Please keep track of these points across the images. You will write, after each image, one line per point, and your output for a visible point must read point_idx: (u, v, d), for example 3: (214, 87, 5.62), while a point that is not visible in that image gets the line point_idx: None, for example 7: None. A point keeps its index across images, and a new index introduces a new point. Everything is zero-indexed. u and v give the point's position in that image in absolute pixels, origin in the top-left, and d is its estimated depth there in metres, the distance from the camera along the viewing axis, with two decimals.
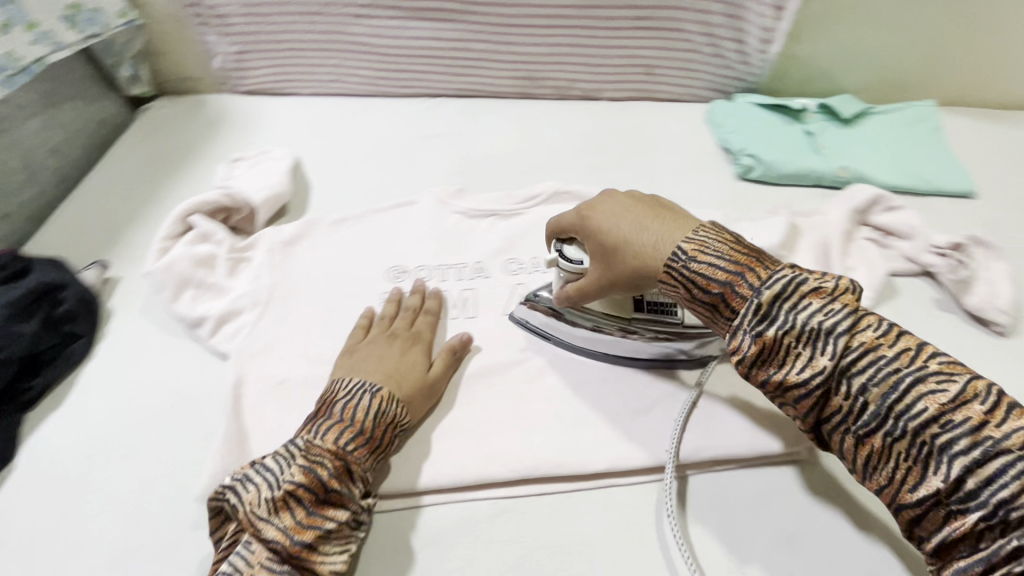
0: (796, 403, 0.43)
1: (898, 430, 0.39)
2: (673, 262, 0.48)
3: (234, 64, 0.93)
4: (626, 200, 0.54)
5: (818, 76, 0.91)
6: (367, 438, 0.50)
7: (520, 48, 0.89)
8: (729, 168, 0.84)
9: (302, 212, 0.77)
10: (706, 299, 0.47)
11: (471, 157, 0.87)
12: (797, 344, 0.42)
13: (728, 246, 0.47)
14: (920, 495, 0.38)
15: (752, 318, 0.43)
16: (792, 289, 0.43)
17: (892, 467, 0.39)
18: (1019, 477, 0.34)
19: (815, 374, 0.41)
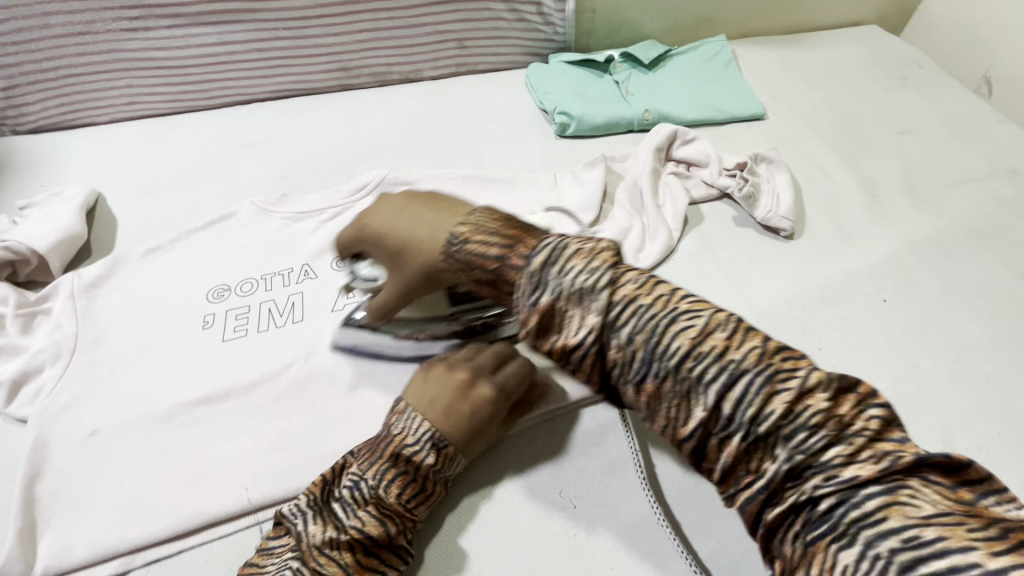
0: (578, 368, 0.40)
1: (663, 372, 0.37)
2: (450, 251, 0.45)
3: (5, 103, 0.83)
4: (401, 201, 0.49)
5: (621, 27, 0.95)
6: (424, 494, 0.48)
7: (325, 40, 0.86)
8: (550, 129, 0.86)
9: (104, 252, 0.71)
10: (486, 277, 0.44)
11: (294, 158, 0.83)
12: (570, 308, 0.39)
13: (576, 256, 0.40)
14: (689, 427, 0.37)
15: (527, 287, 0.40)
16: (555, 253, 0.40)
17: (665, 408, 0.37)
18: (754, 393, 0.35)
19: (580, 321, 0.39)
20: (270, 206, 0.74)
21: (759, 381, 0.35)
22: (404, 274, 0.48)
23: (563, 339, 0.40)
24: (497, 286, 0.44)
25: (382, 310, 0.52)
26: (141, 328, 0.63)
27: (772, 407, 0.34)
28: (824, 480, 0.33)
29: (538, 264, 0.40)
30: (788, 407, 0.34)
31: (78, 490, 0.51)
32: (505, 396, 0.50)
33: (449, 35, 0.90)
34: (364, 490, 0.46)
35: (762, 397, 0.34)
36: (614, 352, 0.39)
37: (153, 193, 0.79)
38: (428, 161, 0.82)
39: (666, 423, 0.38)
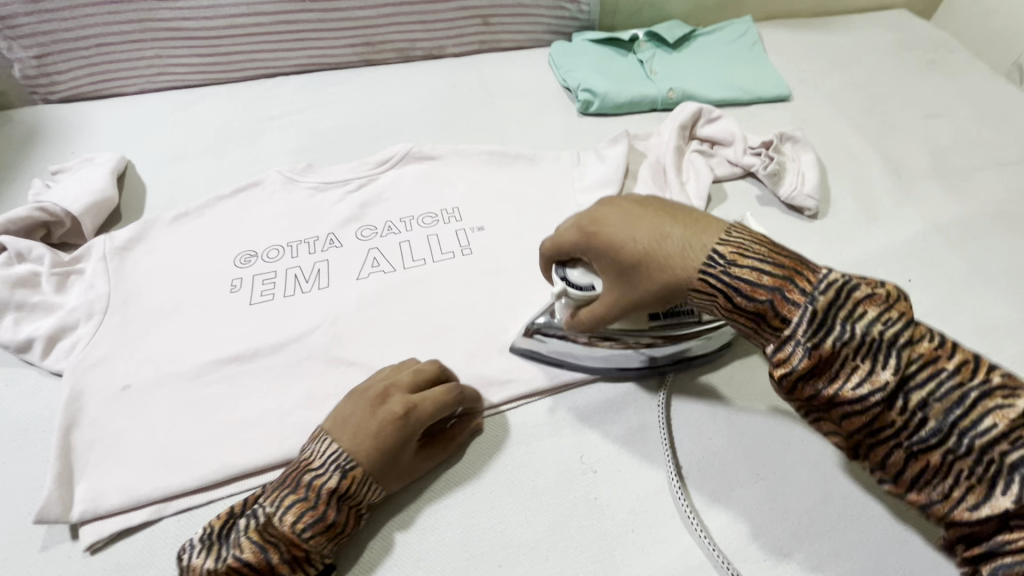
0: (837, 417, 0.39)
1: (961, 445, 0.35)
2: (709, 271, 0.41)
3: (37, 70, 0.84)
4: (633, 209, 0.47)
5: (646, 6, 0.95)
6: (325, 526, 0.45)
7: (350, 14, 0.87)
8: (573, 106, 0.86)
9: (135, 217, 0.73)
10: (748, 309, 0.40)
11: (318, 130, 0.83)
12: (851, 358, 0.37)
13: (867, 303, 0.37)
14: (983, 512, 0.34)
15: (807, 328, 0.38)
16: (844, 295, 0.38)
17: (947, 483, 0.35)
18: None
19: (866, 379, 0.36)
20: (296, 176, 0.75)
21: None
22: (633, 289, 0.45)
23: (830, 386, 0.38)
24: (752, 318, 0.41)
25: (580, 323, 0.51)
26: (171, 290, 0.64)
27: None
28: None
29: (829, 306, 0.38)
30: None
31: (111, 440, 0.52)
32: (405, 412, 0.49)
33: (474, 11, 0.90)
34: (258, 519, 0.44)
35: None
36: (882, 410, 0.36)
37: (180, 162, 0.80)
38: (452, 135, 0.82)
39: (930, 491, 0.36)
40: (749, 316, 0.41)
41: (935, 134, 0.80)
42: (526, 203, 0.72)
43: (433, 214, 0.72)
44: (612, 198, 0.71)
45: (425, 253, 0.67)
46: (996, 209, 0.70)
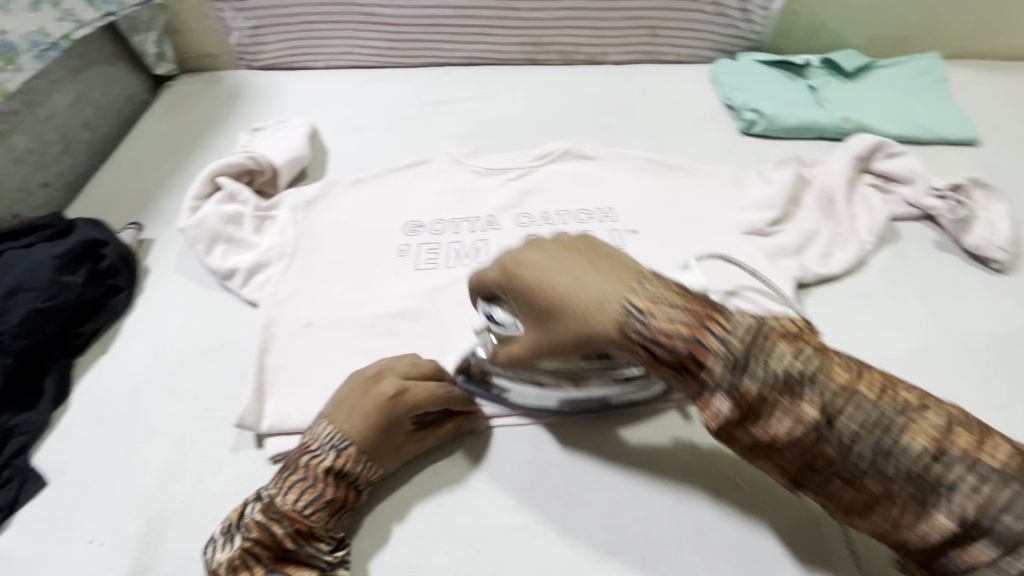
0: (748, 431, 0.40)
1: (772, 396, 0.39)
2: (631, 330, 0.40)
3: (250, 39, 0.97)
4: (556, 248, 0.46)
5: (823, 32, 0.92)
6: (326, 504, 0.47)
7: (527, 14, 0.91)
8: (733, 125, 0.85)
9: (319, 176, 0.81)
10: (662, 355, 0.40)
11: (481, 119, 0.88)
12: (778, 399, 0.39)
13: (659, 295, 0.41)
14: (787, 433, 0.39)
15: (731, 374, 0.39)
16: (756, 346, 0.39)
17: (767, 424, 0.39)
18: (822, 395, 0.38)
19: (682, 359, 0.40)
20: (460, 159, 0.80)
21: (830, 388, 0.38)
22: (556, 334, 0.45)
23: (773, 434, 0.39)
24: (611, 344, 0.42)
25: (507, 358, 0.50)
26: (348, 245, 0.71)
27: (910, 443, 0.37)
28: (970, 514, 0.35)
29: (699, 346, 0.39)
30: (928, 445, 0.37)
31: (295, 368, 0.59)
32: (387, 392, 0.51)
33: (644, 22, 0.91)
34: (263, 501, 0.47)
35: (835, 396, 0.38)
36: (793, 431, 0.39)
37: (358, 133, 0.88)
38: (608, 138, 0.84)
39: (823, 488, 0.40)
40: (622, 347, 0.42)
41: None
42: (681, 213, 0.73)
43: (587, 210, 0.74)
44: (774, 220, 0.69)
45: None
46: None
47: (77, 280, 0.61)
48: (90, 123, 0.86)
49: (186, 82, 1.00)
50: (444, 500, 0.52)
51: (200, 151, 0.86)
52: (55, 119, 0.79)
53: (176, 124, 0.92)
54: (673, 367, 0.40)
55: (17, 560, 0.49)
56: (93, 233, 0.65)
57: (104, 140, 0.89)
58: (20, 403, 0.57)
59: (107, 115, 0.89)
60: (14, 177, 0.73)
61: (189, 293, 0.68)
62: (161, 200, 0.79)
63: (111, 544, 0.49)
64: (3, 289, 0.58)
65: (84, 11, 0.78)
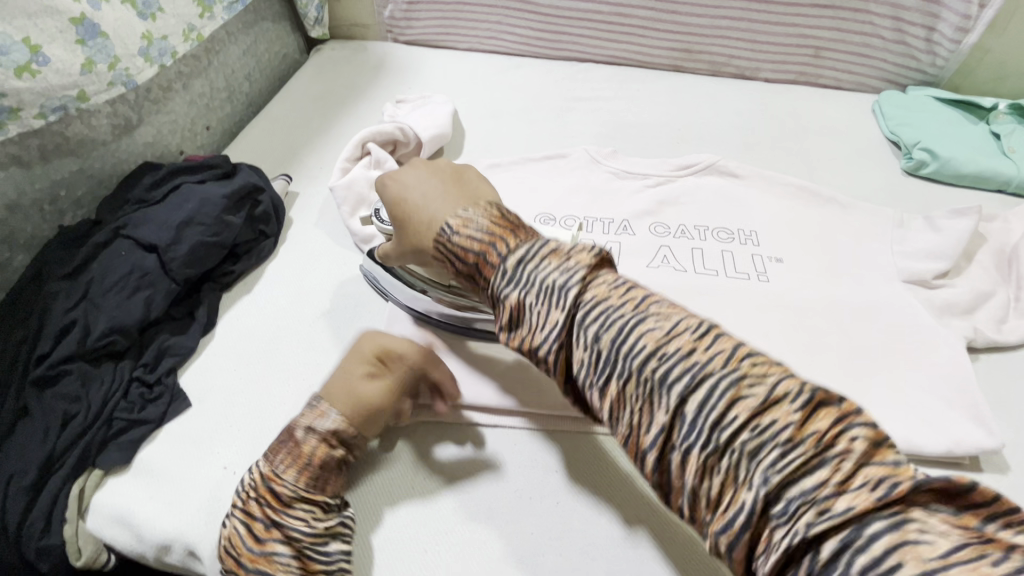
0: (551, 370, 0.40)
1: (693, 431, 0.32)
2: (443, 239, 0.47)
3: (403, 13, 0.99)
4: (420, 171, 0.52)
5: (1015, 74, 0.83)
6: (299, 461, 0.46)
7: (685, 19, 0.88)
8: (896, 162, 0.79)
9: (455, 156, 0.82)
10: (466, 269, 0.46)
11: (621, 121, 0.86)
12: (535, 304, 0.39)
13: (551, 257, 0.41)
14: (732, 517, 0.30)
15: (500, 279, 0.42)
16: (534, 255, 0.41)
17: (675, 463, 0.33)
18: (785, 453, 0.29)
19: (562, 333, 0.38)
20: (597, 157, 0.79)
21: (787, 436, 0.30)
22: (406, 244, 0.52)
23: (718, 520, 0.31)
24: (579, 356, 0.37)
25: (385, 252, 0.56)
26: None
27: (735, 413, 0.31)
28: (815, 518, 0.28)
29: (612, 341, 0.36)
30: (794, 424, 0.30)
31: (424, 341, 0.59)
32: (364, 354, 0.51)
33: (809, 41, 0.86)
34: (250, 473, 0.46)
35: (804, 450, 0.29)
36: (733, 513, 0.30)
37: (494, 118, 0.88)
38: (754, 158, 0.80)
39: (628, 432, 0.35)
40: (580, 349, 0.37)
41: None
42: (832, 247, 0.68)
43: (727, 230, 0.70)
44: (942, 273, 0.63)
45: (718, 266, 0.66)
46: None
47: (237, 221, 0.65)
48: (251, 77, 0.91)
49: (337, 48, 1.04)
50: (561, 499, 0.49)
51: (344, 115, 0.89)
52: (226, 67, 0.85)
53: (324, 86, 0.96)
54: (625, 389, 0.35)
55: (157, 474, 0.52)
56: (254, 179, 0.69)
57: (259, 94, 0.94)
58: (175, 326, 0.61)
59: (265, 70, 0.95)
60: (186, 116, 0.79)
61: (327, 250, 0.70)
62: (305, 157, 0.83)
63: (243, 475, 0.52)
64: (178, 218, 0.62)
65: None
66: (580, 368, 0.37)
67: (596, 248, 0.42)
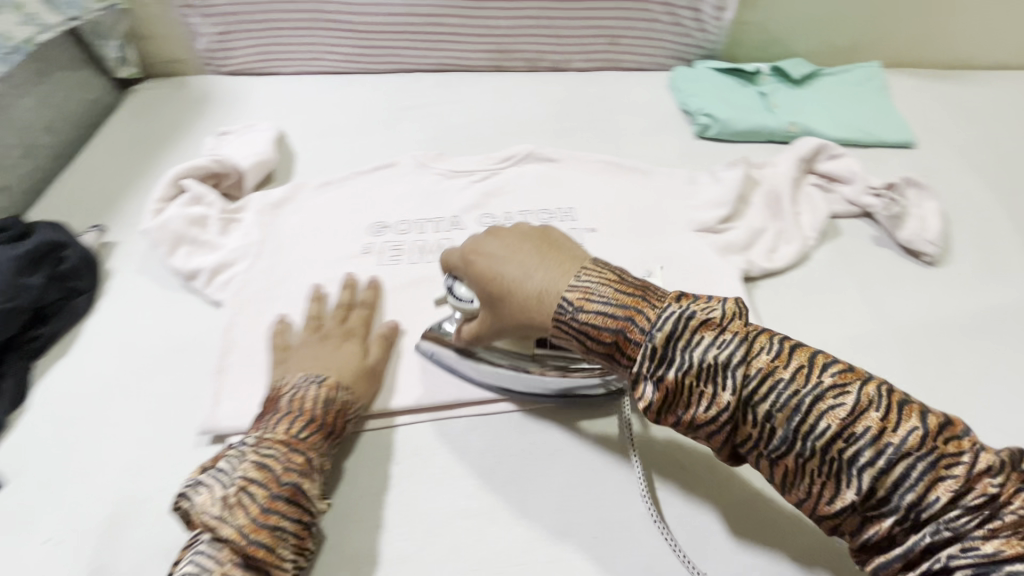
0: (707, 437, 0.44)
1: (807, 451, 0.41)
2: (563, 316, 0.48)
3: (217, 44, 0.97)
4: (518, 242, 0.53)
5: (771, 41, 0.97)
6: (314, 428, 0.51)
7: (491, 22, 0.94)
8: (689, 129, 0.89)
9: (287, 178, 0.82)
10: (601, 348, 0.47)
11: (446, 123, 0.90)
12: (700, 383, 0.43)
13: (702, 329, 0.43)
14: (837, 508, 0.41)
15: (649, 361, 0.44)
16: (683, 327, 0.43)
17: (807, 481, 0.42)
18: (914, 479, 0.38)
19: (705, 398, 0.43)
20: (425, 161, 0.82)
21: (920, 467, 0.38)
22: (500, 316, 0.52)
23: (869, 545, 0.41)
24: (749, 431, 0.43)
25: (469, 334, 0.57)
26: (314, 246, 0.72)
27: (934, 492, 0.38)
28: (962, 552, 0.37)
29: (787, 422, 0.41)
30: (943, 491, 0.37)
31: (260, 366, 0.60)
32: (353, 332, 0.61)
33: (603, 30, 0.95)
34: (251, 449, 0.48)
35: (920, 479, 0.38)
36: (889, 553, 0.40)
37: (325, 137, 0.89)
38: (569, 141, 0.87)
39: None
40: (746, 424, 0.43)
41: None
42: (636, 211, 0.76)
43: (546, 211, 0.77)
44: (725, 218, 0.73)
45: None
46: None
47: (37, 281, 0.61)
48: (51, 128, 0.85)
49: (153, 86, 1.00)
50: (402, 489, 0.56)
51: (165, 155, 0.86)
52: (16, 122, 0.79)
53: (141, 127, 0.92)
54: (808, 463, 0.41)
55: None
56: (53, 235, 0.66)
57: (67, 145, 0.88)
58: None
59: (70, 119, 0.89)
60: None
61: (155, 295, 0.68)
62: (124, 204, 0.79)
63: (72, 542, 0.50)
64: None
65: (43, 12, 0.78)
66: (750, 440, 0.43)
67: (728, 303, 0.45)
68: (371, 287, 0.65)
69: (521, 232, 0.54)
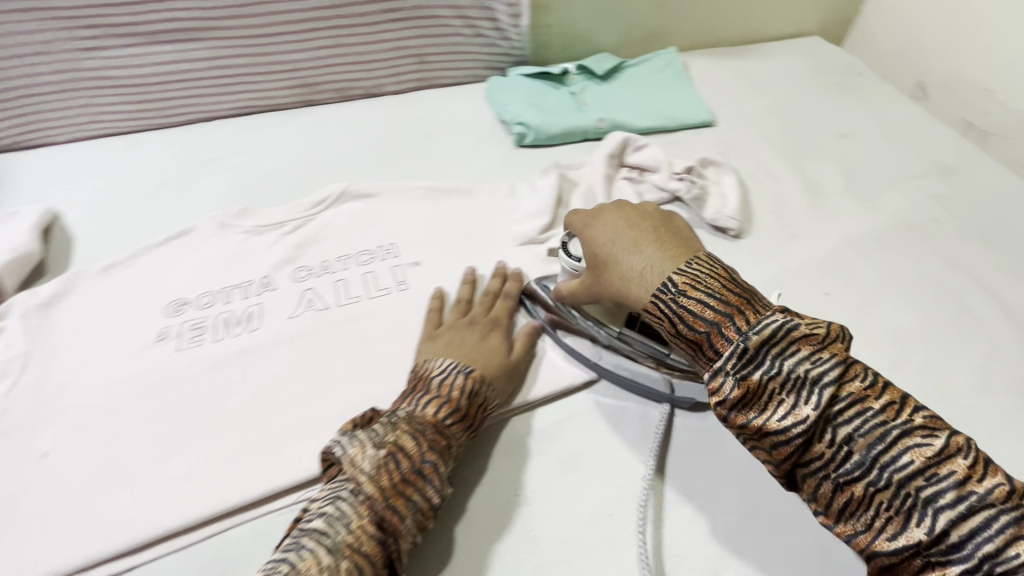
0: (772, 449, 0.44)
1: (882, 481, 0.40)
2: (664, 298, 0.49)
3: None
4: (630, 215, 0.57)
5: (575, 40, 0.99)
6: (460, 416, 0.52)
7: (285, 57, 0.88)
8: (508, 139, 0.89)
9: (62, 269, 0.71)
10: (690, 336, 0.48)
11: (252, 173, 0.83)
12: (782, 394, 0.43)
13: (803, 343, 0.44)
14: (899, 544, 0.40)
15: (738, 360, 0.44)
16: (784, 337, 0.44)
17: (870, 514, 0.41)
18: (994, 529, 0.37)
19: (782, 406, 0.43)
20: (226, 221, 0.75)
21: (1004, 519, 0.37)
22: (602, 289, 0.56)
23: None
24: (820, 451, 0.42)
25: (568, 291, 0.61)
26: (98, 343, 0.63)
27: (1015, 547, 0.36)
28: None
29: (867, 447, 0.41)
30: (1008, 542, 0.37)
31: (27, 508, 0.51)
32: (497, 326, 0.61)
33: (406, 50, 0.92)
34: (402, 421, 0.49)
35: (1001, 533, 0.37)
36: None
37: (108, 210, 0.78)
38: (387, 171, 0.83)
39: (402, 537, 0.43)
40: (821, 444, 0.42)
41: (836, 153, 0.84)
42: (460, 234, 0.74)
43: (367, 251, 0.72)
44: (545, 226, 0.72)
45: (360, 290, 0.67)
46: (896, 219, 0.74)
47: None
48: None
49: None
50: None
51: None
52: None
53: None
54: (878, 494, 0.40)
55: None
56: None
57: None
58: None
59: None
60: None
61: None
62: None
63: None
64: None
65: None
66: (819, 462, 0.42)
67: (832, 326, 0.46)
68: (515, 275, 0.66)
69: (652, 211, 0.58)
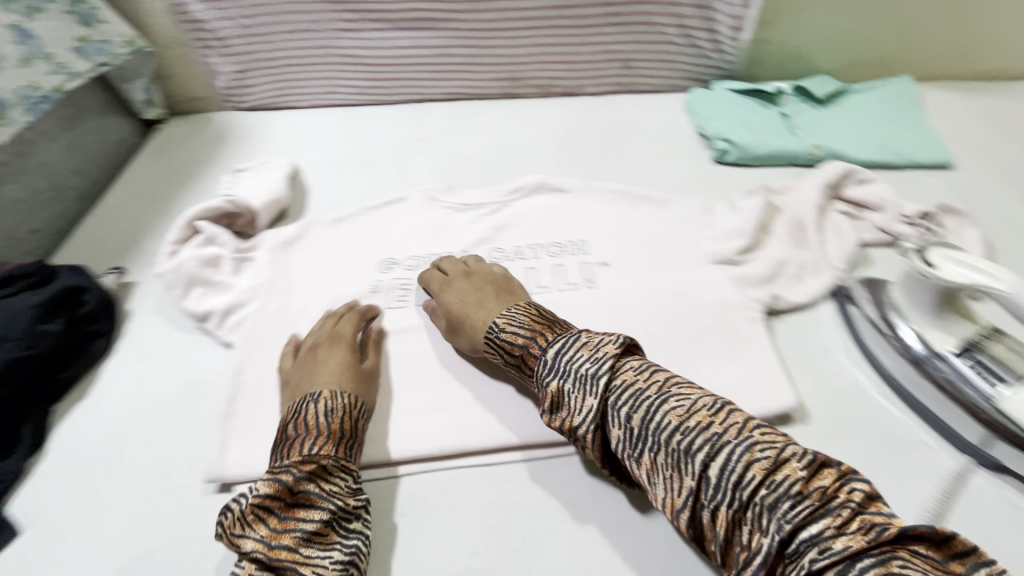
0: (586, 442, 0.51)
1: (656, 445, 0.46)
2: (491, 334, 0.58)
3: (236, 82, 0.99)
4: (470, 282, 0.65)
5: (793, 57, 0.92)
6: (332, 436, 0.53)
7: (503, 51, 0.93)
8: (706, 153, 0.86)
9: (300, 216, 0.83)
10: (513, 361, 0.57)
11: (457, 155, 0.90)
12: (574, 393, 0.50)
13: (585, 348, 0.52)
14: (713, 512, 0.43)
15: (543, 371, 0.53)
16: (570, 345, 0.53)
17: (663, 480, 0.46)
18: (733, 459, 0.42)
19: (580, 399, 0.50)
20: (434, 195, 0.82)
21: (739, 449, 0.42)
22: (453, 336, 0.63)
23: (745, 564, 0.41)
24: (617, 432, 0.48)
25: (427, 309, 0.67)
26: (326, 285, 0.73)
27: (788, 484, 0.40)
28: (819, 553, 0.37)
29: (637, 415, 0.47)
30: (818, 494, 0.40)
31: (273, 412, 0.61)
32: (450, 282, 0.67)
33: (615, 55, 0.93)
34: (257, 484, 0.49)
35: (739, 460, 0.42)
36: (754, 556, 0.40)
37: (338, 172, 0.90)
38: (582, 169, 0.85)
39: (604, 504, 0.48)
40: (617, 426, 0.48)
41: None
42: (651, 242, 0.73)
43: (556, 243, 0.75)
44: (743, 249, 0.69)
45: (549, 281, 0.70)
46: None
47: (59, 327, 0.63)
48: (79, 170, 0.87)
49: (177, 125, 1.03)
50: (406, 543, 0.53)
51: (185, 194, 0.89)
52: (44, 172, 0.81)
53: (161, 168, 0.94)
54: (657, 457, 0.46)
55: None
56: (75, 280, 0.67)
57: (92, 187, 0.90)
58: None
59: (97, 163, 0.91)
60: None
61: (171, 336, 0.69)
62: (140, 250, 0.81)
63: None
64: None
65: (61, 54, 0.79)
66: (621, 444, 0.48)
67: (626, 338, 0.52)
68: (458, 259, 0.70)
69: (485, 278, 0.66)
